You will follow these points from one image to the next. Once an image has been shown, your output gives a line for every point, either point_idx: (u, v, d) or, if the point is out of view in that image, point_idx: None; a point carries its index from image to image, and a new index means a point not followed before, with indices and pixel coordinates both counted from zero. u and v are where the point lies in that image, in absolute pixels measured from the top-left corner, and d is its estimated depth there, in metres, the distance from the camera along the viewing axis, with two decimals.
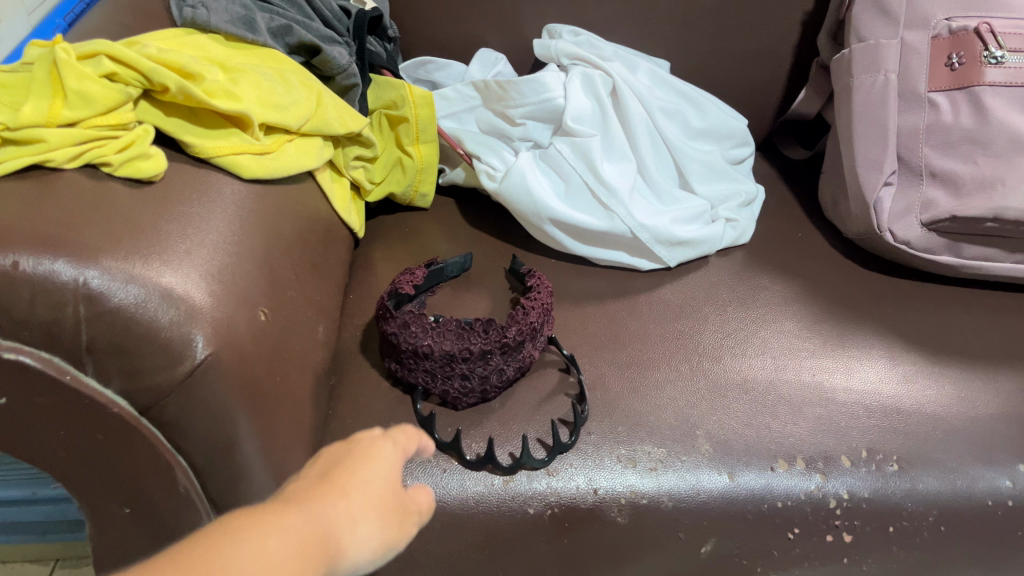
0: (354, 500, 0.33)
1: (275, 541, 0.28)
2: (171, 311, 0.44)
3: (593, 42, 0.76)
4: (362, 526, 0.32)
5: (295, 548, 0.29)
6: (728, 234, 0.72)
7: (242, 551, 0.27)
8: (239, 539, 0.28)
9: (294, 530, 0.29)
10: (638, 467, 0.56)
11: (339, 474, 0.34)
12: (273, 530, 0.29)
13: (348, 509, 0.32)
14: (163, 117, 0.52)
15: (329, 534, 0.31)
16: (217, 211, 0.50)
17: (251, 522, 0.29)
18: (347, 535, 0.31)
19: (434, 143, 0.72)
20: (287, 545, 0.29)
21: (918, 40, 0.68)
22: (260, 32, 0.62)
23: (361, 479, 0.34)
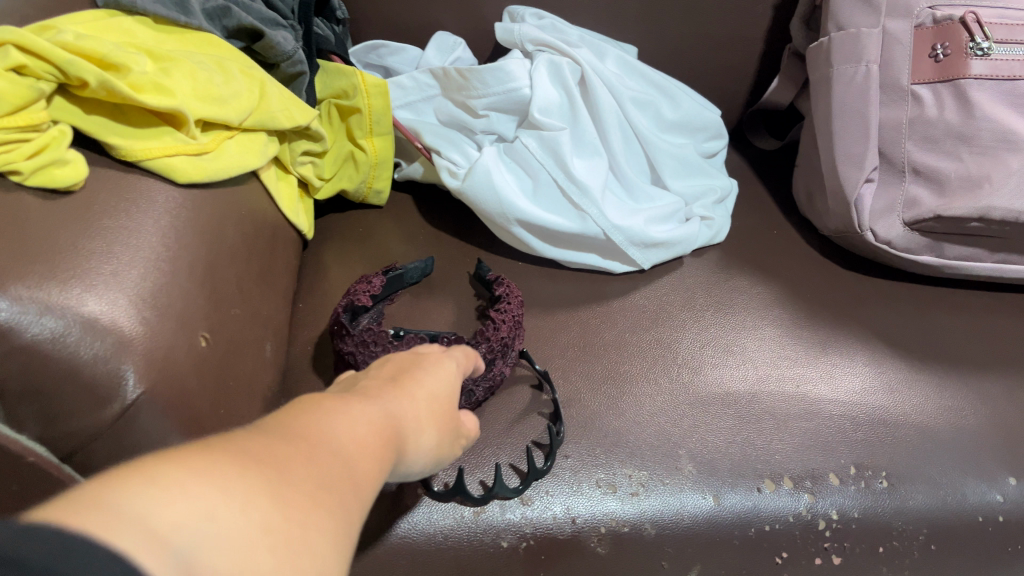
0: (421, 400, 0.36)
1: (365, 422, 0.31)
2: (96, 346, 0.38)
3: (557, 26, 0.72)
4: (428, 425, 0.36)
5: (383, 430, 0.32)
6: (702, 233, 0.68)
7: (346, 422, 0.31)
8: (340, 413, 0.31)
9: (381, 416, 0.33)
10: (618, 492, 0.52)
11: (408, 377, 0.37)
12: (366, 412, 0.32)
13: (419, 408, 0.35)
14: (82, 115, 0.45)
15: (405, 427, 0.34)
16: (148, 223, 0.44)
17: (347, 403, 0.32)
18: (416, 432, 0.35)
19: (389, 136, 0.66)
20: (378, 426, 0.32)
21: (901, 30, 0.64)
22: (194, 14, 0.55)
23: (425, 385, 0.37)
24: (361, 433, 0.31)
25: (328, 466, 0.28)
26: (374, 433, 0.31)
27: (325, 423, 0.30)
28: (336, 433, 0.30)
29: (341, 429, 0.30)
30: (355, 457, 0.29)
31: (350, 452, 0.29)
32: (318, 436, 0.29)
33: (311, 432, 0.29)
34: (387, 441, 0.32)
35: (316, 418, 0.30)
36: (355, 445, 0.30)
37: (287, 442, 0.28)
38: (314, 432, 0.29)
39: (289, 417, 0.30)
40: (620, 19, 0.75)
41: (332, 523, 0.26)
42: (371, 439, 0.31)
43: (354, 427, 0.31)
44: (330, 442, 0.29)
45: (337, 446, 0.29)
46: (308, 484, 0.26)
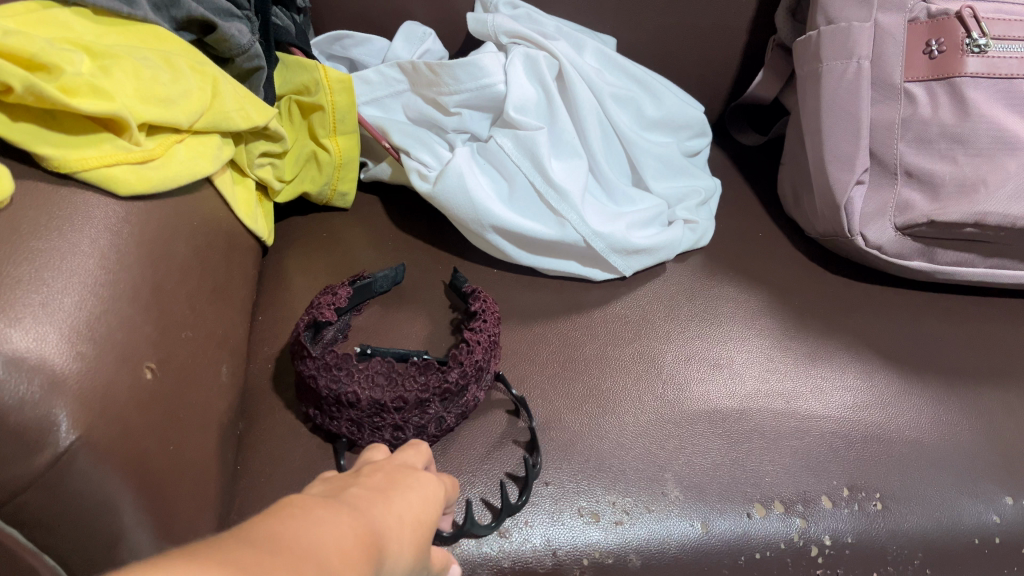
0: (406, 517, 0.30)
1: (348, 531, 0.26)
2: (25, 387, 0.34)
3: (532, 17, 0.68)
4: (411, 549, 0.29)
5: (366, 546, 0.26)
6: (686, 237, 0.65)
7: (327, 535, 0.25)
8: (321, 525, 0.25)
9: (364, 531, 0.27)
10: (601, 521, 0.49)
11: (389, 492, 0.30)
12: (346, 526, 0.26)
13: (402, 527, 0.29)
14: (9, 123, 0.40)
15: (389, 549, 0.28)
16: (85, 242, 0.39)
17: (326, 513, 0.26)
18: (398, 558, 0.28)
19: (354, 134, 0.62)
20: (363, 541, 0.26)
21: (894, 24, 0.61)
22: (139, 4, 0.51)
23: (408, 498, 0.31)
24: (342, 549, 0.25)
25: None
26: (359, 552, 0.25)
27: (301, 534, 0.24)
28: (315, 543, 0.24)
29: (320, 542, 0.24)
30: (335, 572, 0.23)
31: (330, 569, 0.23)
32: (293, 547, 0.23)
33: (285, 546, 0.23)
34: (372, 563, 0.26)
35: (290, 529, 0.24)
36: (336, 561, 0.24)
37: (253, 554, 0.22)
38: (289, 544, 0.23)
39: (260, 527, 0.24)
40: (599, 9, 0.71)
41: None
42: (354, 557, 0.25)
43: (334, 541, 0.25)
44: (307, 553, 0.23)
45: (314, 560, 0.23)
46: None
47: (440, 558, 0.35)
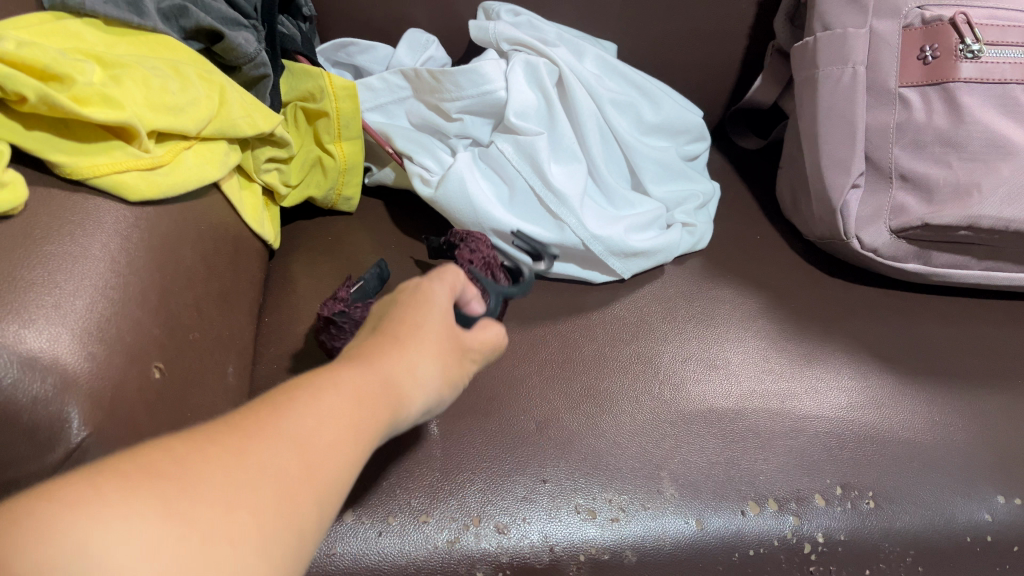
0: (415, 345, 0.34)
1: (336, 411, 0.30)
2: (38, 387, 0.35)
3: (533, 23, 0.69)
4: (426, 363, 0.34)
5: (370, 392, 0.31)
6: (684, 240, 0.66)
7: (326, 404, 0.30)
8: (318, 392, 0.30)
9: (368, 378, 0.32)
10: (597, 518, 0.50)
11: (401, 326, 0.35)
12: (355, 381, 0.31)
13: (415, 357, 0.34)
14: (23, 131, 0.42)
15: (401, 382, 0.33)
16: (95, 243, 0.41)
17: (336, 374, 0.31)
18: (414, 379, 0.34)
19: (359, 141, 0.63)
20: (363, 394, 0.31)
21: (888, 30, 0.62)
22: (149, 15, 0.52)
23: (414, 326, 0.35)
24: (338, 413, 0.30)
25: (291, 463, 0.27)
26: (360, 410, 0.31)
27: (297, 410, 0.29)
28: (304, 414, 0.29)
29: (317, 414, 0.29)
30: (327, 446, 0.29)
31: (322, 442, 0.29)
32: (286, 431, 0.28)
33: (280, 427, 0.28)
34: (375, 401, 0.31)
35: (286, 407, 0.29)
36: (331, 431, 0.29)
37: (248, 440, 0.27)
38: (285, 425, 0.28)
39: (264, 406, 0.29)
40: (600, 16, 0.73)
41: (293, 540, 0.26)
42: (351, 411, 0.30)
43: (332, 413, 0.30)
44: (293, 432, 0.28)
45: (308, 438, 0.28)
46: (266, 495, 0.26)
47: (496, 336, 0.41)
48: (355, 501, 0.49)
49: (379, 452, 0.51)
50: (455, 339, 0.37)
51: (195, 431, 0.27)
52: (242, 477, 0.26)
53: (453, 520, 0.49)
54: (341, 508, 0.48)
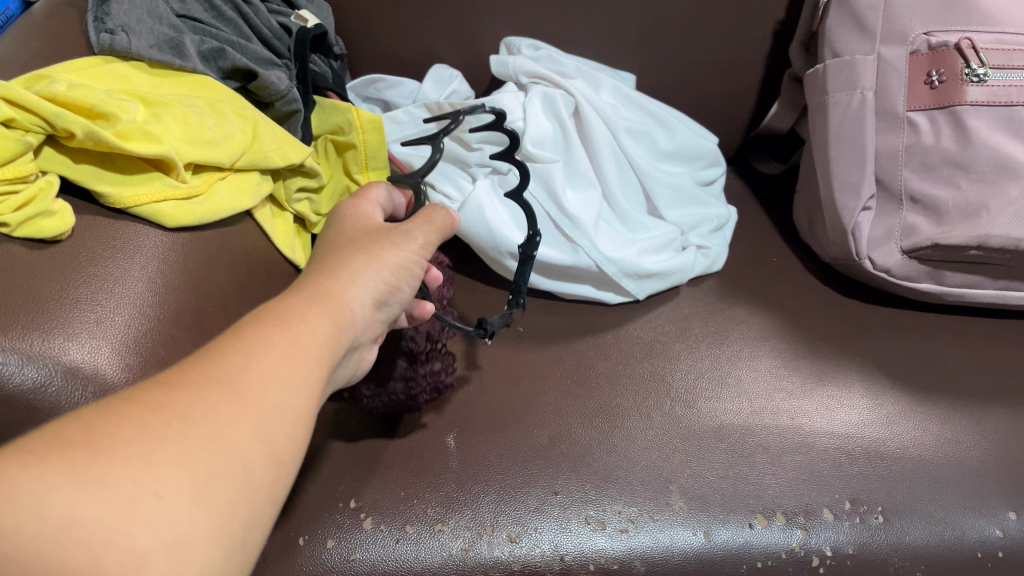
0: (337, 258, 0.41)
1: (261, 361, 0.33)
2: (79, 393, 0.39)
3: (553, 57, 0.71)
4: (351, 262, 0.40)
5: (299, 314, 0.36)
6: (699, 262, 0.68)
7: (250, 350, 0.33)
8: (243, 339, 0.33)
9: (295, 300, 0.37)
10: (607, 529, 0.52)
11: (329, 249, 0.43)
12: (284, 306, 0.36)
13: (340, 266, 0.40)
14: (71, 165, 0.46)
15: (332, 291, 0.39)
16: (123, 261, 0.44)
17: (268, 305, 0.37)
18: (346, 283, 0.40)
19: (384, 170, 0.66)
20: (290, 319, 0.36)
21: (896, 56, 0.63)
22: (190, 57, 0.57)
23: (335, 246, 0.42)
24: (267, 350, 0.33)
25: (220, 406, 0.30)
26: (291, 335, 0.35)
27: (220, 358, 0.32)
28: (227, 360, 0.32)
29: (242, 355, 0.32)
30: (256, 381, 0.32)
31: (251, 377, 0.32)
32: (210, 380, 0.31)
33: (204, 377, 0.31)
34: (305, 315, 0.36)
35: (207, 360, 0.32)
36: (258, 368, 0.32)
37: (169, 393, 0.29)
38: (208, 374, 0.31)
39: (185, 365, 0.32)
40: (618, 48, 0.75)
41: (235, 479, 0.28)
42: (279, 341, 0.34)
43: (258, 351, 0.33)
44: (216, 378, 0.31)
45: (235, 378, 0.31)
46: (197, 440, 0.28)
47: (445, 216, 0.46)
48: (375, 509, 0.51)
49: (400, 462, 0.53)
50: (394, 230, 0.43)
51: (115, 400, 0.29)
52: (167, 428, 0.28)
53: (468, 530, 0.51)
54: (361, 515, 0.51)
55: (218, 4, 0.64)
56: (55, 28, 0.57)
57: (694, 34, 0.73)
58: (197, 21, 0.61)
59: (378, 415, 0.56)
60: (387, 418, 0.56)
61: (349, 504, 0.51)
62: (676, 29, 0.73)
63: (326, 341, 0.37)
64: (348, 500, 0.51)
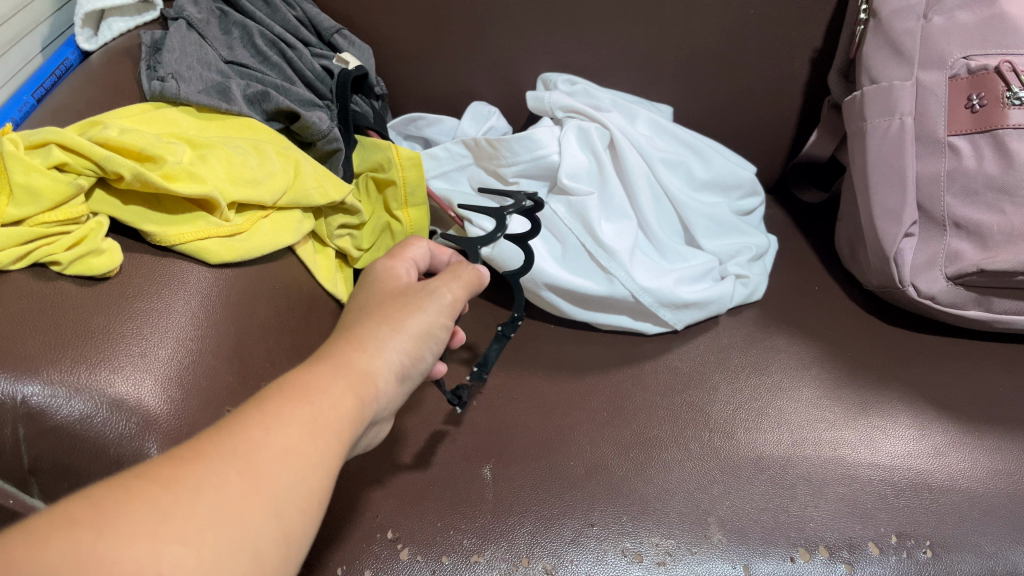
0: (368, 323, 0.41)
1: (280, 435, 0.34)
2: (122, 423, 0.40)
3: (589, 91, 0.72)
4: (378, 333, 0.41)
5: (325, 385, 0.37)
6: (738, 291, 0.68)
7: (271, 423, 0.34)
8: (266, 409, 0.34)
9: (321, 370, 0.38)
10: (644, 561, 0.51)
11: (356, 315, 0.43)
12: (312, 375, 0.37)
13: (369, 334, 0.41)
14: (120, 206, 0.48)
15: (357, 361, 0.39)
16: (166, 297, 0.46)
17: (294, 372, 0.37)
18: (370, 353, 0.40)
19: (424, 207, 0.67)
20: (314, 390, 0.36)
21: (935, 81, 0.62)
22: (235, 100, 0.60)
23: (364, 311, 0.43)
24: (286, 425, 0.34)
25: (231, 481, 0.31)
26: (314, 407, 0.36)
27: (239, 430, 0.33)
28: (245, 433, 0.33)
29: (262, 428, 0.33)
30: (271, 456, 0.33)
31: (268, 454, 0.33)
32: (225, 455, 0.32)
33: (220, 451, 0.32)
34: (330, 386, 0.37)
35: (226, 432, 0.33)
36: (277, 442, 0.33)
37: (183, 468, 0.31)
38: (224, 447, 0.32)
39: (206, 434, 0.33)
40: (654, 81, 0.76)
41: (241, 559, 0.29)
42: (300, 414, 0.35)
43: (278, 425, 0.34)
44: (231, 452, 0.32)
45: (251, 453, 0.32)
46: (205, 518, 0.29)
47: (469, 274, 0.46)
48: (411, 539, 0.51)
49: (434, 493, 0.54)
50: (424, 300, 0.43)
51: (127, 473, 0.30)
52: (175, 506, 0.29)
53: (504, 561, 0.51)
54: (398, 546, 0.51)
55: (264, 48, 0.67)
56: (110, 77, 0.60)
57: (730, 64, 0.74)
58: (244, 66, 0.65)
59: (415, 447, 0.56)
60: (423, 450, 0.56)
61: (387, 534, 0.51)
62: (711, 60, 0.73)
63: (350, 414, 0.37)
64: (386, 531, 0.52)
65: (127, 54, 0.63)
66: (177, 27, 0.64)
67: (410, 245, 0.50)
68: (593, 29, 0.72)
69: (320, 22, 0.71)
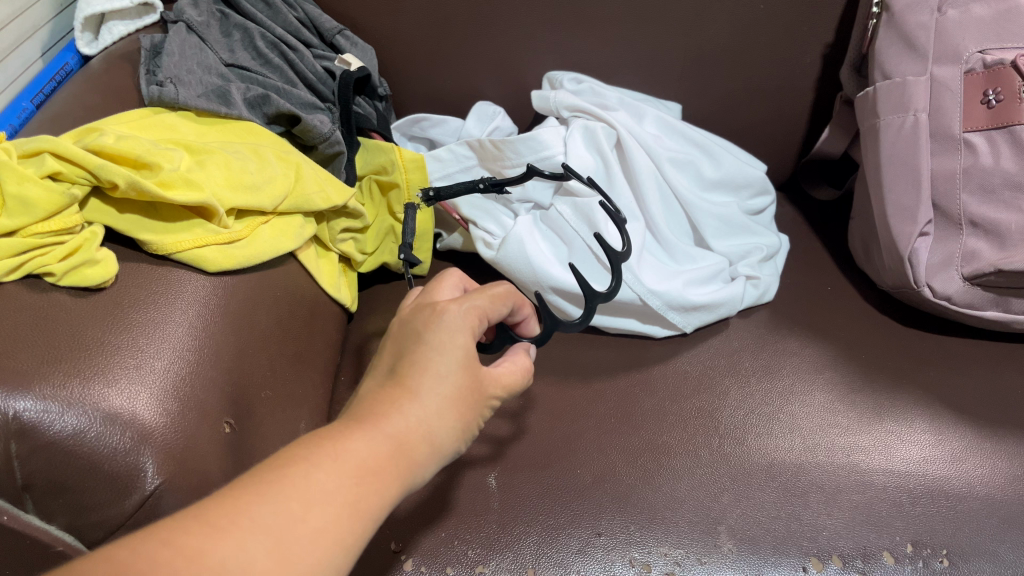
0: (436, 399, 0.39)
1: (318, 516, 0.32)
2: (119, 436, 0.39)
3: (595, 90, 0.71)
4: (442, 419, 0.39)
5: (375, 463, 0.35)
6: (749, 293, 0.66)
7: (311, 497, 0.33)
8: (308, 479, 0.33)
9: (375, 445, 0.36)
10: (651, 572, 0.50)
11: (432, 382, 0.39)
12: (366, 450, 0.35)
13: (434, 418, 0.38)
14: (116, 215, 0.48)
15: (408, 436, 0.37)
16: (182, 332, 0.45)
17: (344, 436, 0.36)
18: (423, 432, 0.38)
19: (428, 209, 0.67)
20: (363, 465, 0.35)
21: (949, 76, 0.60)
22: (235, 104, 0.59)
23: (443, 378, 0.39)
24: (326, 504, 0.33)
25: (260, 560, 0.30)
26: (357, 487, 0.34)
27: (277, 501, 0.32)
28: (285, 507, 0.32)
29: (300, 506, 0.32)
30: (305, 537, 0.32)
31: (303, 535, 0.32)
32: (256, 527, 0.31)
33: (252, 523, 0.31)
34: (382, 469, 0.35)
35: (266, 498, 0.32)
36: (314, 523, 0.32)
37: (213, 538, 0.30)
38: (258, 517, 0.31)
39: (241, 494, 0.32)
40: (662, 78, 0.74)
41: None
42: (344, 494, 0.34)
43: (318, 504, 0.33)
44: (265, 527, 0.31)
45: (285, 532, 0.31)
46: None
47: (516, 373, 0.45)
48: (416, 550, 0.51)
49: (437, 502, 0.53)
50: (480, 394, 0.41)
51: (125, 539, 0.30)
52: None
53: (509, 571, 0.50)
54: (402, 557, 0.50)
55: (265, 51, 0.66)
56: (109, 82, 0.59)
57: (740, 60, 0.72)
58: (245, 69, 0.64)
59: None
60: None
61: (391, 545, 0.51)
62: (720, 56, 0.72)
63: (392, 496, 0.36)
64: (390, 542, 0.51)
65: (127, 57, 0.62)
66: (176, 31, 0.63)
67: (495, 293, 0.44)
68: (598, 27, 0.71)
69: (321, 23, 0.70)
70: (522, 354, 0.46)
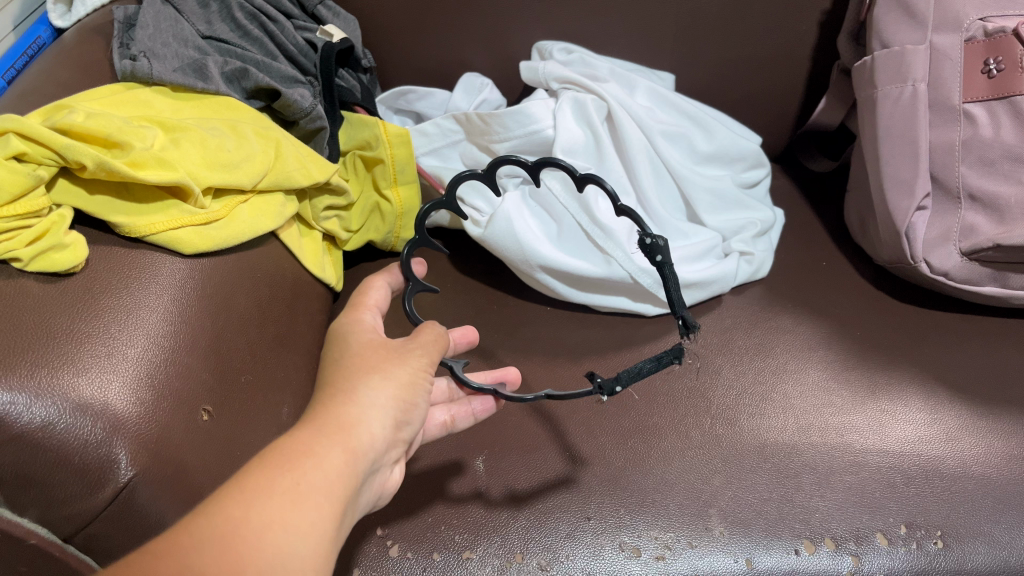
0: (355, 380, 0.39)
1: (265, 513, 0.31)
2: (91, 426, 0.38)
3: (586, 59, 0.68)
4: (368, 384, 0.39)
5: (308, 447, 0.35)
6: (742, 269, 0.65)
7: (252, 497, 0.32)
8: (248, 485, 0.32)
9: (305, 433, 0.36)
10: (642, 556, 0.49)
11: (337, 367, 0.40)
12: (295, 440, 0.35)
13: (352, 388, 0.39)
14: (86, 197, 0.46)
15: (341, 414, 0.37)
16: (146, 312, 0.44)
17: (276, 441, 0.35)
18: (352, 403, 0.38)
19: (414, 184, 0.66)
20: (302, 456, 0.34)
21: (949, 45, 0.58)
22: (212, 79, 0.57)
23: (346, 360, 0.41)
24: (270, 498, 0.32)
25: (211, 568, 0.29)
26: (300, 475, 0.33)
27: (219, 510, 0.31)
28: (226, 512, 0.31)
29: (243, 508, 0.31)
30: (254, 537, 0.31)
31: (249, 536, 0.31)
32: (201, 543, 0.30)
33: (199, 541, 0.30)
34: (317, 449, 0.35)
35: (205, 516, 0.31)
36: (258, 522, 0.31)
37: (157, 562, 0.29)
38: (204, 531, 0.30)
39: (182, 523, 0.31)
40: (653, 48, 0.72)
41: None
42: (287, 483, 0.33)
43: (260, 503, 0.32)
44: (211, 536, 0.30)
45: (231, 538, 0.30)
46: None
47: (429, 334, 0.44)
48: (402, 536, 0.50)
49: (425, 485, 0.52)
50: (396, 347, 0.42)
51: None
52: None
53: (497, 557, 0.49)
54: (388, 543, 0.50)
55: (244, 22, 0.64)
56: (80, 56, 0.57)
57: (734, 28, 0.70)
58: (223, 41, 0.62)
59: None
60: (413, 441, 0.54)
61: (376, 531, 0.50)
62: (714, 23, 0.70)
63: (341, 471, 0.35)
64: (376, 528, 0.50)
65: (98, 30, 0.60)
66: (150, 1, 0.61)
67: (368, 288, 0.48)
68: None
69: None
70: (428, 326, 0.45)
